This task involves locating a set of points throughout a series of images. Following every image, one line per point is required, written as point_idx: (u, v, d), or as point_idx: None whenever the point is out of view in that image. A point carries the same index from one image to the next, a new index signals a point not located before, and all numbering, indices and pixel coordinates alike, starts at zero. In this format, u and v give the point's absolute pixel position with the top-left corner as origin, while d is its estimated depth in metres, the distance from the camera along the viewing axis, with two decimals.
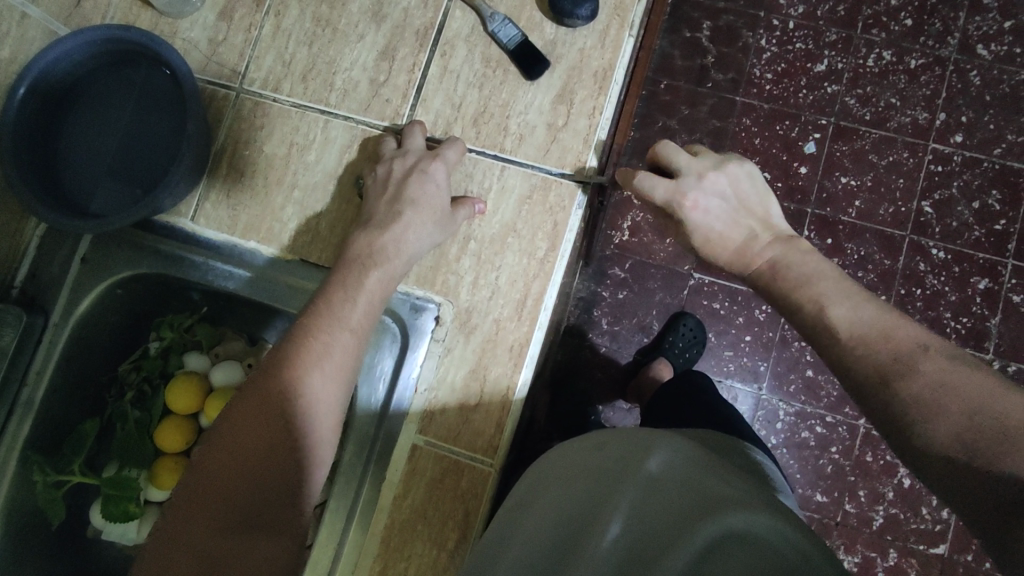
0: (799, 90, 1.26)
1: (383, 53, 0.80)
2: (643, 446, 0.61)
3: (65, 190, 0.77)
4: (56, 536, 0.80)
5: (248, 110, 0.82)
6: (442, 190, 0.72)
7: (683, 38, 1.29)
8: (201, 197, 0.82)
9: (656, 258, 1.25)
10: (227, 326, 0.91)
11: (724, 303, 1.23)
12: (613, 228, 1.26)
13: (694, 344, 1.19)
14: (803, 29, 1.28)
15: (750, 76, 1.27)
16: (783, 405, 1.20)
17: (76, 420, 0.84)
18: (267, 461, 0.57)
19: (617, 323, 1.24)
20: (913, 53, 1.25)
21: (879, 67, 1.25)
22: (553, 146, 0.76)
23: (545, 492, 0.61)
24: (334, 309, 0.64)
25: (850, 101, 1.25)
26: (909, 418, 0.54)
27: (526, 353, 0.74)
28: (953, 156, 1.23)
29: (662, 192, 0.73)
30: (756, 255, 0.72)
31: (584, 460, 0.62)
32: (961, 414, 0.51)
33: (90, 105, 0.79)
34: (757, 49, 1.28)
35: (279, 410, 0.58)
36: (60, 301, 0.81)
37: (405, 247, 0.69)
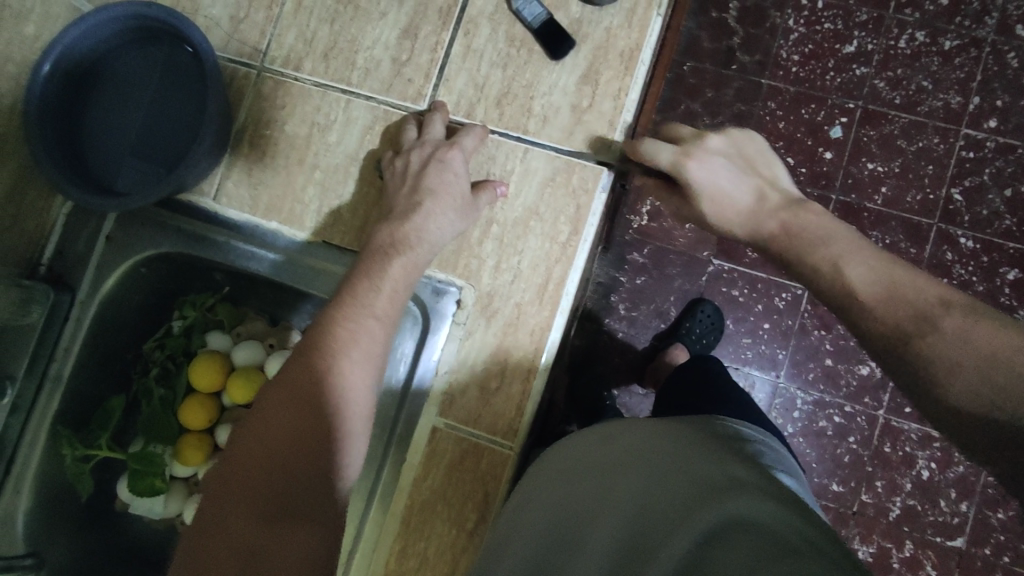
0: (828, 73, 1.23)
1: (405, 31, 0.79)
2: (653, 442, 0.60)
3: (92, 170, 0.77)
4: (86, 510, 0.82)
5: (270, 89, 0.81)
6: (462, 176, 0.71)
7: (710, 18, 1.25)
8: (223, 175, 0.82)
9: (677, 244, 1.23)
10: (250, 306, 0.92)
11: (743, 290, 1.22)
12: (634, 213, 1.24)
13: (712, 330, 1.17)
14: (834, 8, 1.24)
15: (778, 57, 1.24)
16: (802, 394, 1.18)
17: (102, 397, 0.85)
18: (293, 447, 0.56)
19: (635, 308, 1.23)
20: (949, 33, 1.21)
21: (912, 49, 1.21)
22: (577, 127, 0.75)
23: (554, 487, 0.61)
24: (360, 295, 0.64)
25: (879, 84, 1.21)
26: (930, 375, 0.52)
27: (547, 337, 0.73)
28: (986, 142, 1.19)
29: (667, 156, 0.69)
30: (766, 217, 0.68)
31: (592, 457, 0.62)
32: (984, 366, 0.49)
33: (114, 84, 0.79)
34: (786, 31, 1.24)
35: (308, 397, 0.58)
36: (87, 279, 0.82)
37: (427, 236, 0.69)
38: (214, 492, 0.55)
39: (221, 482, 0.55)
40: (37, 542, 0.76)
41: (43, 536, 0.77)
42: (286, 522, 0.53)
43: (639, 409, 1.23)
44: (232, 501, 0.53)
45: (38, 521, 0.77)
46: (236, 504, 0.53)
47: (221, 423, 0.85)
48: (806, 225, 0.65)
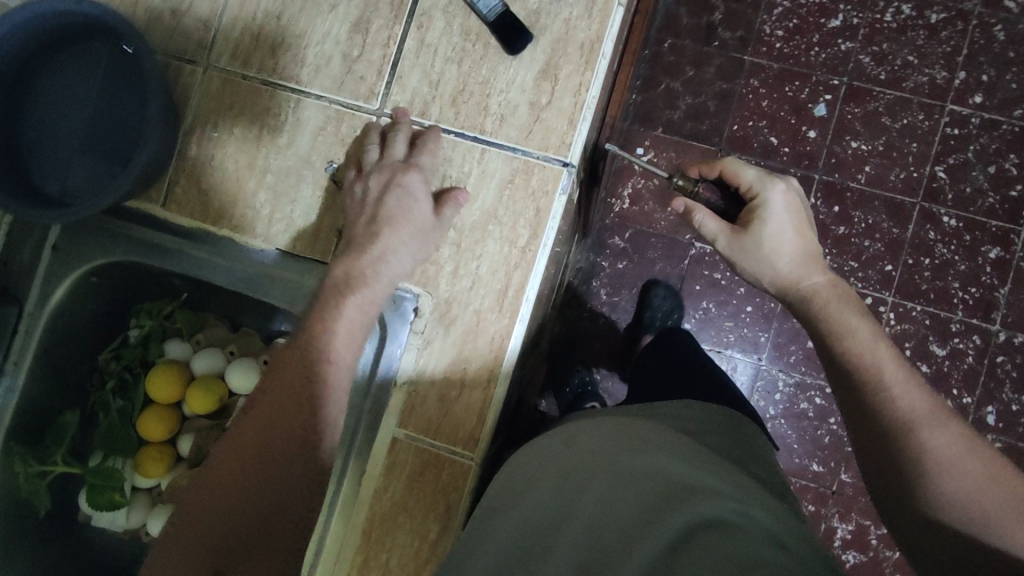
0: (812, 48, 1.19)
1: (356, 25, 0.75)
2: (611, 438, 0.59)
3: (32, 178, 0.74)
4: (46, 524, 0.81)
5: (216, 88, 0.77)
6: (422, 201, 0.69)
7: None
8: (171, 180, 0.78)
9: (658, 227, 1.21)
10: (210, 312, 0.90)
11: (725, 273, 1.20)
12: (613, 196, 1.22)
13: (673, 310, 1.16)
14: None
15: (760, 33, 1.20)
16: (783, 376, 1.18)
17: (59, 410, 0.84)
18: (265, 492, 0.58)
19: (616, 293, 1.22)
20: (935, 6, 1.17)
21: (897, 22, 1.17)
22: (535, 126, 0.72)
23: (510, 491, 0.58)
24: (314, 338, 0.62)
25: (864, 59, 1.18)
26: (892, 435, 0.61)
27: (507, 345, 0.71)
28: (971, 118, 1.16)
29: (754, 175, 0.74)
30: (816, 270, 0.72)
31: (548, 458, 0.60)
32: (975, 485, 0.57)
33: (54, 83, 0.75)
34: (768, 4, 1.20)
35: (268, 441, 0.59)
36: (34, 289, 0.79)
37: (387, 268, 0.66)
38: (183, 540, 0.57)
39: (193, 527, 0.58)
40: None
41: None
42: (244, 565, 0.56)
43: (618, 392, 1.22)
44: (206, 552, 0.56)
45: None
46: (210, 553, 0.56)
47: (181, 434, 0.84)
48: (843, 289, 0.72)
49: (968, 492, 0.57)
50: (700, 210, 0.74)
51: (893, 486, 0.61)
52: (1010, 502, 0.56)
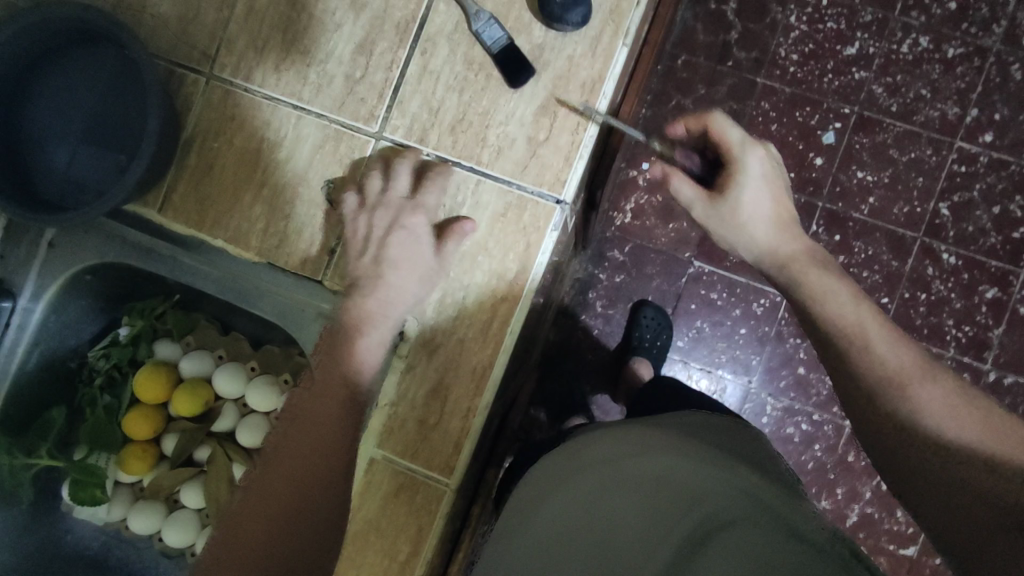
0: (825, 74, 1.19)
1: (361, 46, 0.75)
2: (620, 441, 0.57)
3: (30, 176, 0.75)
4: (27, 512, 0.83)
5: (218, 99, 0.78)
6: (422, 240, 0.71)
7: (707, 10, 1.20)
8: (168, 187, 0.78)
9: (658, 242, 1.21)
10: (201, 312, 0.91)
11: (721, 294, 1.20)
12: (616, 209, 1.21)
13: (662, 331, 1.17)
14: (837, 6, 1.18)
15: (775, 56, 1.19)
16: (771, 400, 1.19)
17: (46, 402, 0.85)
18: (295, 538, 0.58)
19: (612, 306, 1.22)
20: (953, 40, 1.17)
21: (913, 55, 1.17)
22: (531, 161, 0.72)
23: (523, 513, 0.57)
24: (327, 375, 0.67)
25: (877, 89, 1.18)
26: (879, 391, 0.60)
27: (487, 376, 0.72)
28: (980, 156, 1.16)
29: (737, 136, 0.72)
30: (793, 237, 0.73)
31: (554, 473, 0.58)
32: (977, 429, 0.55)
33: (57, 85, 0.76)
34: (785, 27, 1.19)
35: (294, 483, 0.60)
36: (29, 283, 0.81)
37: (389, 311, 0.69)
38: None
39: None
40: None
41: None
42: None
43: (611, 412, 1.22)
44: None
45: None
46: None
47: (166, 433, 0.86)
48: (821, 253, 0.72)
49: (971, 435, 0.54)
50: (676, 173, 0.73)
51: (892, 449, 0.58)
52: (1007, 441, 0.53)
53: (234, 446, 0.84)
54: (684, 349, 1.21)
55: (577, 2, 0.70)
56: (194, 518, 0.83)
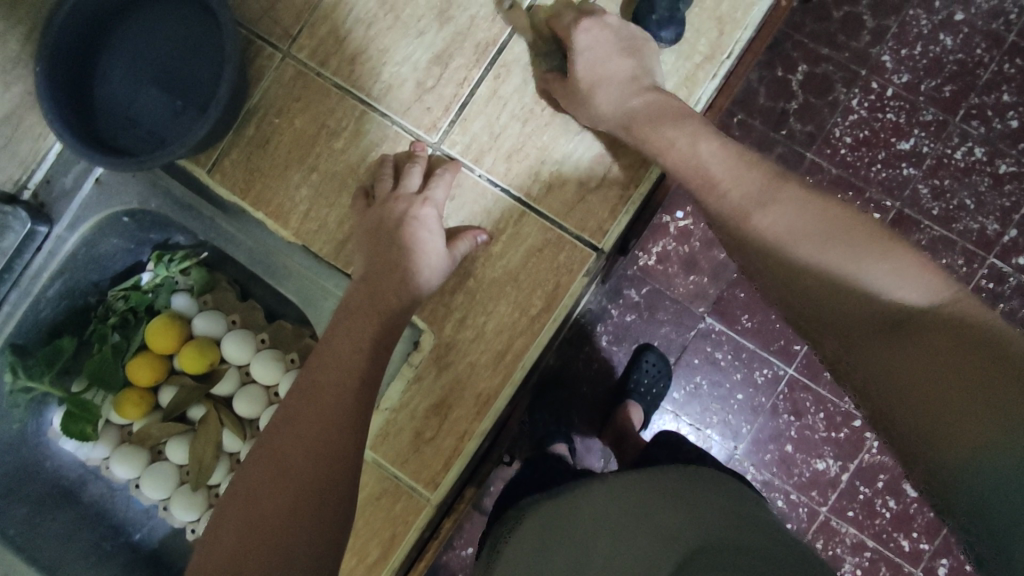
0: (874, 163, 1.20)
1: (438, 57, 0.76)
2: (609, 496, 0.61)
3: (94, 112, 0.77)
4: (13, 438, 0.82)
5: (290, 77, 0.79)
6: (436, 232, 0.71)
7: (775, 75, 1.21)
8: (222, 151, 0.79)
9: (675, 291, 1.21)
10: (224, 274, 0.92)
11: (726, 355, 1.20)
12: (642, 250, 1.21)
13: (661, 378, 1.17)
14: (900, 99, 1.20)
15: (829, 134, 1.21)
16: (753, 470, 1.19)
17: (58, 331, 0.86)
18: (307, 518, 0.58)
19: (616, 343, 1.22)
20: (1007, 157, 1.18)
21: (965, 163, 1.19)
22: (578, 205, 0.73)
23: (526, 556, 0.58)
24: (335, 349, 0.66)
25: (922, 189, 1.19)
26: (836, 282, 0.56)
27: (491, 404, 0.73)
28: (1009, 277, 1.18)
29: None
30: None
31: (553, 521, 0.61)
32: (791, 210, 0.60)
33: (137, 31, 0.78)
34: (846, 108, 1.20)
35: (302, 467, 0.60)
36: (69, 214, 0.82)
37: (405, 296, 0.69)
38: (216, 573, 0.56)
39: (223, 560, 0.57)
40: None
41: None
42: None
43: (590, 456, 1.22)
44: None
45: None
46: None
47: (166, 384, 0.86)
48: None
49: (763, 194, 0.61)
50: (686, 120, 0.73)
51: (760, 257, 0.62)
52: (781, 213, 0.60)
53: (227, 412, 0.85)
54: (678, 402, 1.21)
55: (670, 21, 0.70)
56: (174, 474, 0.84)
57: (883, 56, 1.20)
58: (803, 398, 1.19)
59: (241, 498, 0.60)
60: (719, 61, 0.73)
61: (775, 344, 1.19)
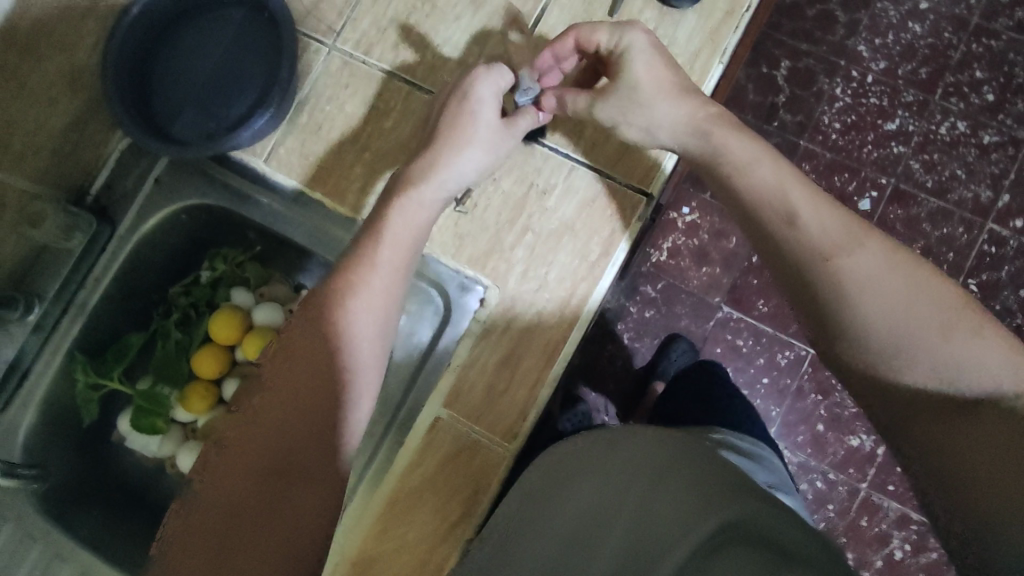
0: (865, 145, 1.27)
1: (477, 36, 0.82)
2: (654, 444, 0.64)
3: (154, 111, 0.81)
4: (84, 433, 0.85)
5: (338, 68, 0.84)
6: (493, 107, 0.70)
7: (759, 72, 1.30)
8: (276, 141, 0.84)
9: (690, 284, 1.25)
10: (277, 269, 0.93)
11: (747, 341, 1.23)
12: (653, 247, 1.25)
13: (690, 362, 1.20)
14: (881, 85, 1.28)
15: (818, 122, 1.29)
16: (787, 454, 1.20)
17: (122, 331, 0.88)
18: (305, 435, 0.58)
19: (638, 339, 1.25)
20: (988, 129, 1.26)
21: (951, 137, 1.26)
22: (623, 157, 0.78)
23: (561, 485, 0.64)
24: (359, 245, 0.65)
25: (914, 165, 1.26)
26: (899, 357, 0.54)
27: (560, 350, 0.75)
28: (1009, 240, 1.24)
29: None
30: None
31: (593, 454, 0.65)
32: (841, 245, 0.58)
33: (191, 36, 0.83)
34: (830, 97, 1.29)
35: (312, 373, 0.60)
36: (129, 214, 0.85)
37: (458, 177, 0.69)
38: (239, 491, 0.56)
39: (245, 479, 0.56)
40: (33, 454, 0.79)
41: (38, 451, 0.79)
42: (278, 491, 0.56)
43: None
44: (274, 497, 0.56)
45: (41, 435, 0.80)
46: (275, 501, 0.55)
47: (229, 376, 0.87)
48: None
49: (812, 233, 0.59)
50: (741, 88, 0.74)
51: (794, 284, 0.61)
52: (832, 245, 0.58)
53: None
54: None
55: None
56: None
57: (858, 46, 1.29)
58: (825, 376, 1.22)
59: (254, 415, 0.58)
60: (739, 13, 0.80)
61: (794, 327, 1.22)
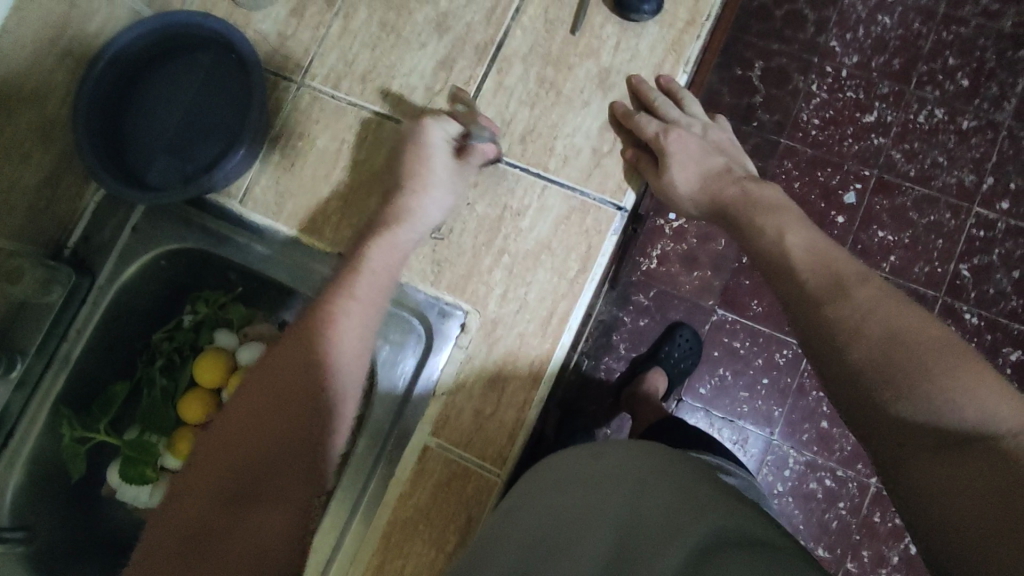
0: (845, 139, 1.28)
1: (442, 63, 0.83)
2: (638, 455, 0.64)
3: (128, 162, 0.81)
4: (74, 489, 0.84)
5: (306, 104, 0.84)
6: (444, 147, 0.75)
7: (734, 75, 1.31)
8: (251, 181, 0.84)
9: (682, 290, 1.26)
10: (260, 308, 0.94)
11: (744, 342, 1.24)
12: (642, 256, 1.26)
13: (690, 355, 1.21)
14: (855, 79, 1.29)
15: (797, 120, 1.29)
16: (794, 453, 1.20)
17: (107, 383, 0.88)
18: (277, 454, 0.61)
19: (635, 349, 1.26)
20: (967, 114, 1.26)
21: (930, 125, 1.27)
22: (595, 171, 0.78)
23: (543, 490, 0.64)
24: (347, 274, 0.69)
25: (895, 155, 1.27)
26: (879, 397, 0.49)
27: (545, 369, 0.75)
28: (997, 223, 1.24)
29: None
30: None
31: (580, 462, 0.65)
32: (869, 320, 0.52)
33: (161, 82, 0.83)
34: (807, 95, 1.29)
35: (293, 393, 0.63)
36: (107, 265, 0.85)
37: (422, 215, 0.74)
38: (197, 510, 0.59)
39: (207, 499, 0.59)
40: (23, 515, 0.78)
41: (26, 511, 0.78)
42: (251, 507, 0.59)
43: None
44: (233, 518, 0.58)
45: (28, 496, 0.79)
46: (233, 525, 0.58)
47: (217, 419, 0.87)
48: None
49: (849, 310, 0.54)
50: (684, 93, 0.79)
51: (814, 341, 0.56)
52: (874, 324, 0.52)
53: None
54: (707, 397, 1.24)
55: None
56: None
57: (831, 43, 1.30)
58: None
59: (224, 437, 0.62)
60: (700, 24, 0.80)
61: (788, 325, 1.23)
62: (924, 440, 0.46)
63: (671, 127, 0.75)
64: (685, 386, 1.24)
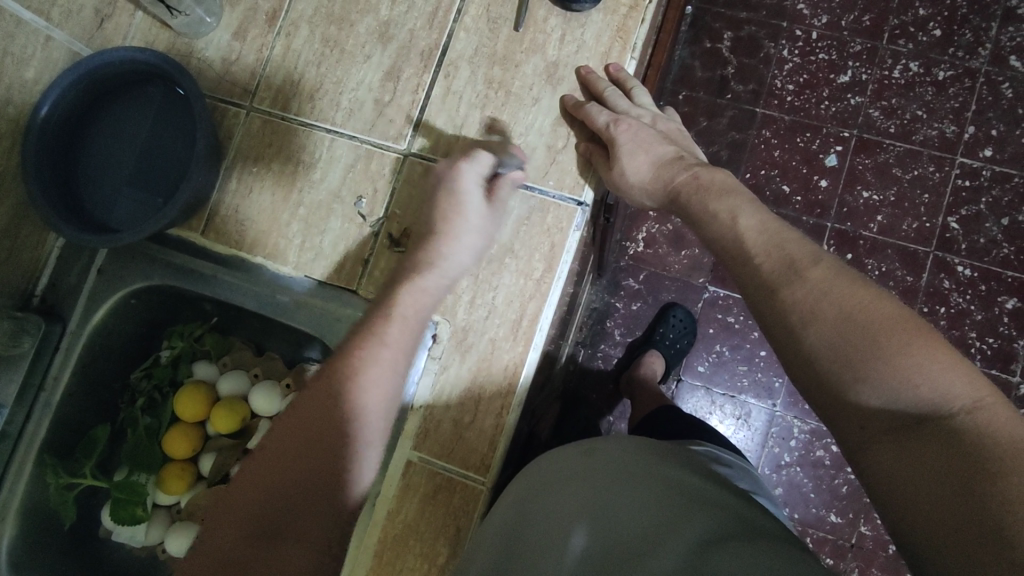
0: (821, 102, 1.27)
1: (388, 73, 0.82)
2: (629, 453, 0.62)
3: (85, 206, 0.80)
4: (69, 535, 0.85)
5: (258, 128, 0.84)
6: (476, 189, 0.70)
7: (703, 48, 1.30)
8: (210, 212, 0.84)
9: (671, 270, 1.26)
10: (236, 336, 0.94)
11: (738, 317, 1.24)
12: (628, 238, 1.28)
13: (685, 334, 1.21)
14: (826, 39, 1.27)
15: (771, 87, 1.28)
16: (798, 423, 1.20)
17: (91, 426, 0.88)
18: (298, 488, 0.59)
19: (630, 334, 1.26)
20: (942, 64, 1.24)
21: (905, 79, 1.24)
22: (552, 167, 0.77)
23: (532, 495, 0.62)
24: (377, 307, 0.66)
25: (873, 113, 1.25)
26: (838, 381, 0.49)
27: (520, 372, 0.74)
28: (982, 170, 1.21)
29: None
30: None
31: (572, 462, 0.63)
32: (821, 300, 0.52)
33: (109, 122, 0.82)
34: (778, 61, 1.28)
35: (316, 430, 0.60)
36: (77, 309, 0.85)
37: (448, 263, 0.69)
38: (225, 547, 0.58)
39: (230, 532, 0.58)
40: (18, 566, 0.78)
41: (23, 562, 0.79)
42: (270, 541, 0.58)
43: None
44: (263, 550, 0.57)
45: (22, 546, 0.79)
46: (261, 560, 0.57)
47: (204, 452, 0.87)
48: None
49: (802, 293, 0.53)
50: (634, 82, 0.78)
51: (776, 325, 0.55)
52: (828, 304, 0.51)
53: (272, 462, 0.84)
54: (706, 374, 1.24)
55: None
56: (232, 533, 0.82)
57: (798, 6, 1.29)
58: None
59: (252, 470, 0.60)
60: (645, 5, 0.78)
61: None
62: (903, 424, 0.45)
63: (619, 116, 0.73)
64: (683, 365, 1.24)
